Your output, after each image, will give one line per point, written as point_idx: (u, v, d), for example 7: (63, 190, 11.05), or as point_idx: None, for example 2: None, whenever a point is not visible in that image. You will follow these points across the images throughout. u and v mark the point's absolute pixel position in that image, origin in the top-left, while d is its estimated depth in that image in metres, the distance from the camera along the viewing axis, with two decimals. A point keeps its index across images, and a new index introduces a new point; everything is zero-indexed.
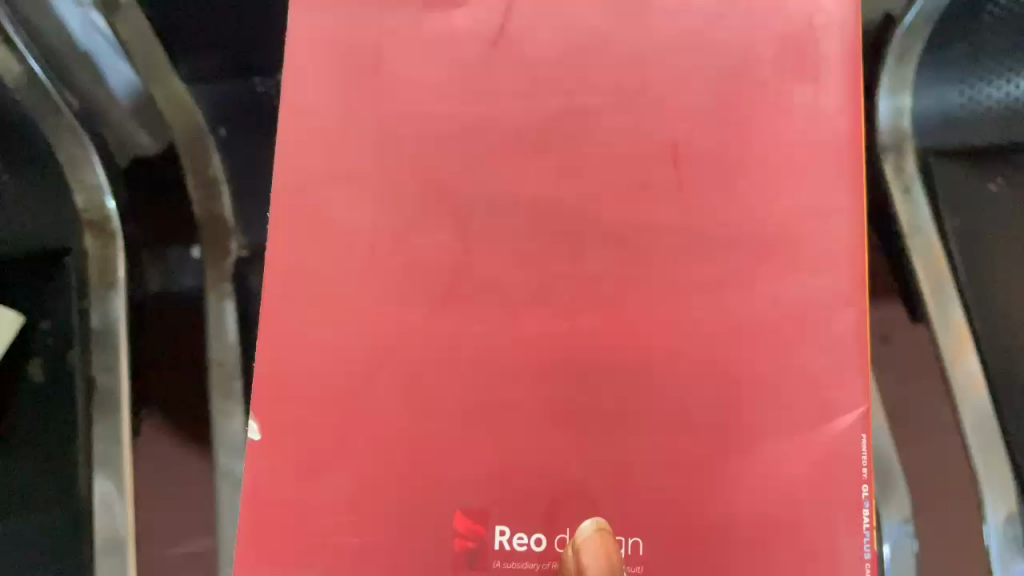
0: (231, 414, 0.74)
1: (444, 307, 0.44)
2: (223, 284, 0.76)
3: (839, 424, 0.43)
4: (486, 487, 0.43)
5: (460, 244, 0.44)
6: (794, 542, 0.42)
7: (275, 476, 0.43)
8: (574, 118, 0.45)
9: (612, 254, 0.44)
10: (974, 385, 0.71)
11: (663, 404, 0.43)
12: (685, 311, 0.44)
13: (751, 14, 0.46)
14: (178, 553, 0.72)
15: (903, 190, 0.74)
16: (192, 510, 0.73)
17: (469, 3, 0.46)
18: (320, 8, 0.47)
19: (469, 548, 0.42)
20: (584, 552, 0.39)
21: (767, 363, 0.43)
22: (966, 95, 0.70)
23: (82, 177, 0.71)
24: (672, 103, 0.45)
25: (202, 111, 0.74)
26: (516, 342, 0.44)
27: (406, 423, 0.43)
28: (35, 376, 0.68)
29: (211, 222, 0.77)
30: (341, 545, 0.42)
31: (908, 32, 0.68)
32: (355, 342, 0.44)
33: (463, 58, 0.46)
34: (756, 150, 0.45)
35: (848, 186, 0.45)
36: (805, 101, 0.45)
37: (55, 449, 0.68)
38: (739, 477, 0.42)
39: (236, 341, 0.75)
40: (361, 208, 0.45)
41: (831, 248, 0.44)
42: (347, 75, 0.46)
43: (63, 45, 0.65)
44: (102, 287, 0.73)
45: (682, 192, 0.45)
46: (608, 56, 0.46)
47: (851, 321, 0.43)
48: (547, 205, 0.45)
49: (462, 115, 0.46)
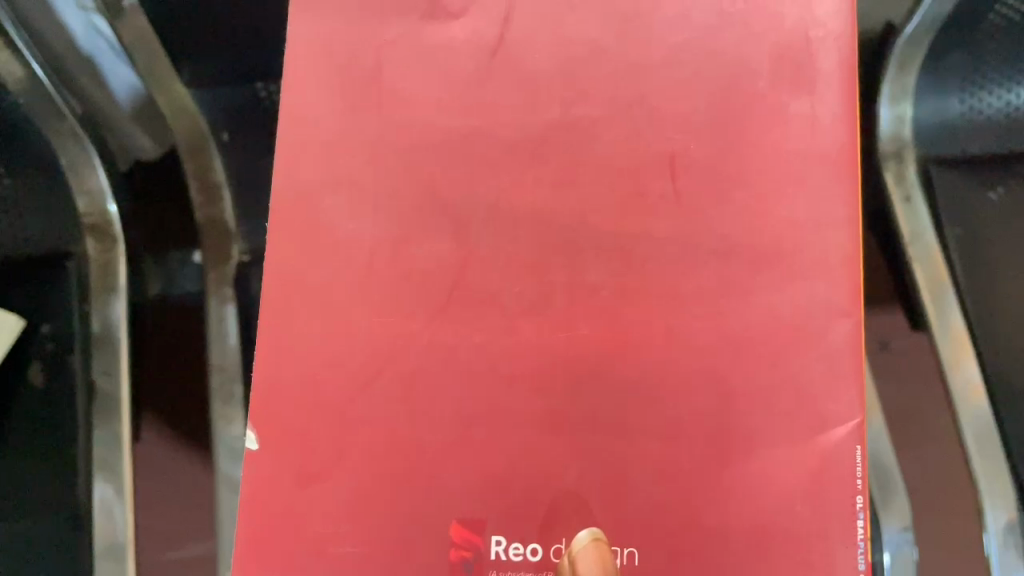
0: (231, 418, 0.74)
1: (442, 315, 0.44)
2: (223, 288, 0.75)
3: (834, 435, 0.43)
4: (483, 497, 0.43)
5: (458, 254, 0.45)
6: (790, 553, 0.42)
7: (272, 484, 0.43)
8: (572, 129, 0.46)
9: (610, 263, 0.44)
10: (972, 390, 0.71)
11: (660, 414, 0.43)
12: (682, 321, 0.44)
13: (748, 27, 0.46)
14: (172, 558, 0.73)
15: (903, 198, 0.73)
16: (194, 516, 0.75)
17: (468, 12, 0.47)
18: (320, 16, 0.47)
19: (465, 557, 0.42)
20: (580, 561, 0.39)
21: (764, 374, 0.43)
22: (967, 104, 0.71)
23: (83, 180, 0.71)
24: (669, 113, 0.46)
25: (203, 112, 0.73)
26: (513, 351, 0.44)
27: (404, 432, 0.43)
28: (35, 379, 0.69)
29: (212, 228, 0.76)
30: (337, 553, 0.42)
31: (908, 42, 0.68)
32: (354, 351, 0.44)
33: (462, 68, 0.46)
34: (753, 161, 0.45)
35: (845, 197, 0.45)
36: (801, 112, 0.46)
37: (54, 453, 0.69)
38: (736, 488, 0.42)
39: (236, 345, 0.75)
40: (360, 217, 0.45)
41: (828, 259, 0.44)
42: (345, 84, 0.46)
43: (64, 47, 0.66)
44: (103, 292, 0.73)
45: (679, 202, 0.45)
46: (606, 66, 0.46)
47: (848, 333, 0.44)
48: (544, 215, 0.45)
49: (460, 124, 0.46)
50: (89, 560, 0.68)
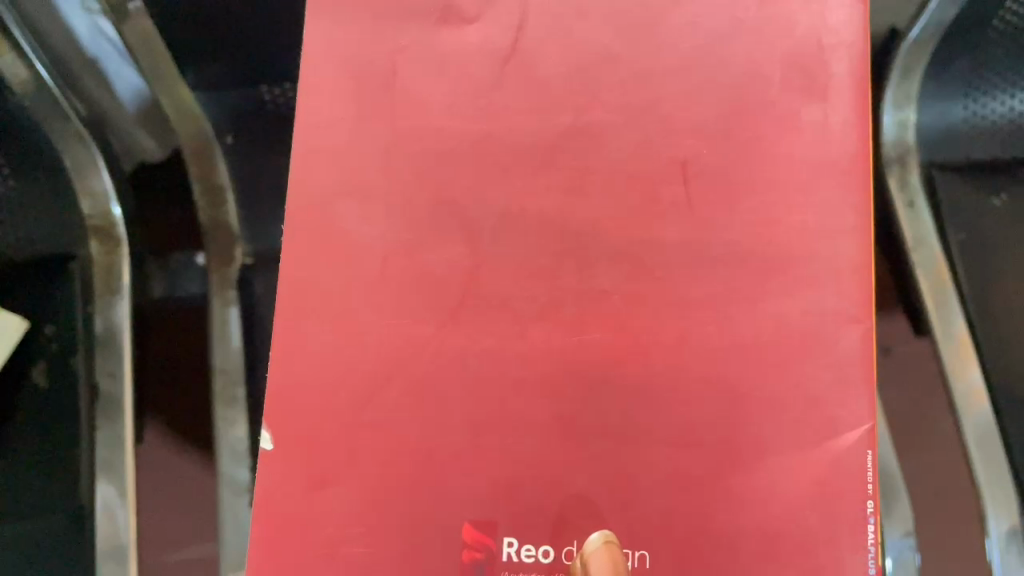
0: (234, 421, 0.73)
1: (454, 320, 0.44)
2: (228, 292, 0.74)
3: (844, 440, 0.43)
4: (495, 499, 0.43)
5: (470, 258, 0.45)
6: (800, 557, 0.42)
7: (285, 486, 0.43)
8: (583, 135, 0.46)
9: (621, 269, 0.45)
10: (974, 394, 0.71)
11: (670, 420, 0.43)
12: (693, 327, 0.44)
13: (759, 35, 0.46)
14: (176, 558, 0.75)
15: (908, 204, 0.73)
16: (193, 516, 0.76)
17: (481, 19, 0.47)
18: (334, 22, 0.47)
19: (477, 559, 0.42)
20: (592, 562, 0.39)
21: (773, 379, 0.43)
22: (970, 109, 0.72)
23: (88, 184, 0.71)
24: (680, 119, 0.46)
25: (209, 117, 0.73)
26: (525, 356, 0.44)
27: (417, 436, 0.43)
28: (39, 381, 0.70)
29: (215, 228, 0.75)
30: (350, 555, 0.42)
31: (913, 46, 0.68)
32: (366, 354, 0.44)
33: (476, 74, 0.47)
34: (764, 167, 0.45)
35: (856, 203, 0.45)
36: (813, 119, 0.46)
37: (53, 453, 0.69)
38: (746, 493, 0.42)
39: (239, 346, 0.74)
40: (373, 222, 0.45)
41: (838, 266, 0.44)
42: (359, 90, 0.47)
43: (75, 55, 0.68)
44: (106, 294, 0.72)
45: (690, 208, 0.45)
46: (618, 73, 0.46)
47: (858, 339, 0.44)
48: (556, 220, 0.45)
49: (473, 129, 0.46)
50: (90, 561, 0.68)
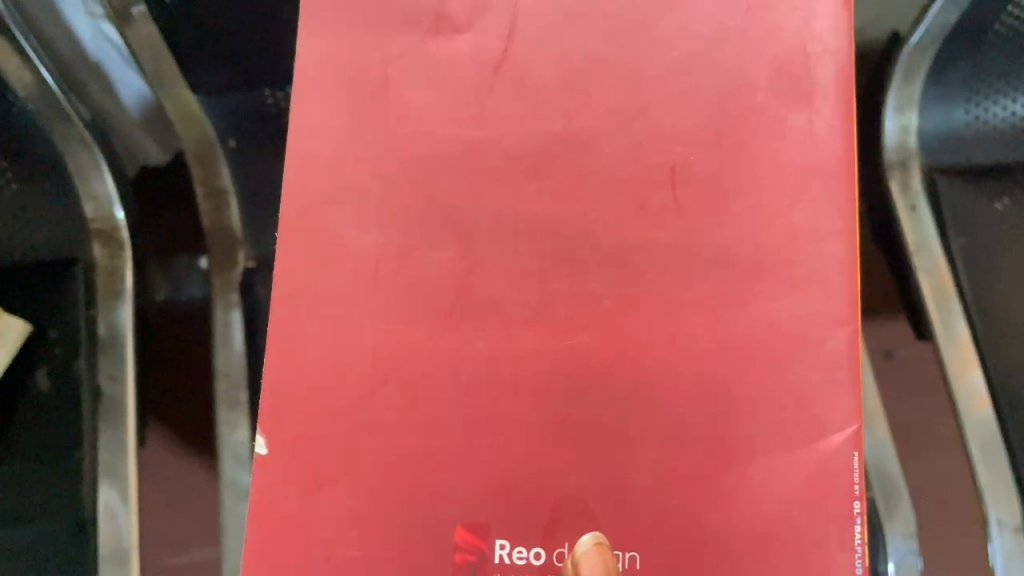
0: (237, 425, 0.76)
1: (445, 324, 0.44)
2: (229, 295, 0.77)
3: (831, 441, 0.43)
4: (487, 501, 0.43)
5: (461, 263, 0.45)
6: (788, 557, 0.42)
7: (280, 489, 0.43)
8: (573, 141, 0.46)
9: (610, 274, 0.45)
10: (975, 400, 0.71)
11: (660, 422, 0.43)
12: (683, 331, 0.44)
13: (746, 42, 0.47)
14: (179, 561, 0.78)
15: (908, 207, 0.74)
16: (198, 520, 0.79)
17: (473, 28, 0.47)
18: (327, 33, 0.47)
19: (470, 561, 0.42)
20: (582, 565, 0.39)
21: (764, 383, 0.43)
22: (972, 113, 0.71)
23: (93, 189, 0.71)
24: (669, 125, 0.46)
25: (213, 121, 0.74)
26: (516, 359, 0.44)
27: (409, 440, 0.44)
28: (41, 385, 0.69)
29: (219, 236, 0.77)
30: (343, 557, 0.42)
31: (914, 51, 0.69)
32: (360, 357, 0.44)
33: (465, 82, 0.47)
34: (752, 172, 0.46)
35: (843, 207, 0.45)
36: (799, 125, 0.46)
37: (55, 458, 0.68)
38: (736, 494, 0.42)
39: (241, 351, 0.76)
40: (366, 227, 0.46)
41: (827, 269, 0.45)
42: (350, 98, 0.47)
43: (75, 55, 0.68)
44: (109, 297, 0.73)
45: (679, 213, 0.45)
46: (608, 79, 0.47)
47: (847, 341, 0.44)
48: (546, 224, 0.45)
49: (464, 136, 0.46)
50: (94, 563, 0.68)
